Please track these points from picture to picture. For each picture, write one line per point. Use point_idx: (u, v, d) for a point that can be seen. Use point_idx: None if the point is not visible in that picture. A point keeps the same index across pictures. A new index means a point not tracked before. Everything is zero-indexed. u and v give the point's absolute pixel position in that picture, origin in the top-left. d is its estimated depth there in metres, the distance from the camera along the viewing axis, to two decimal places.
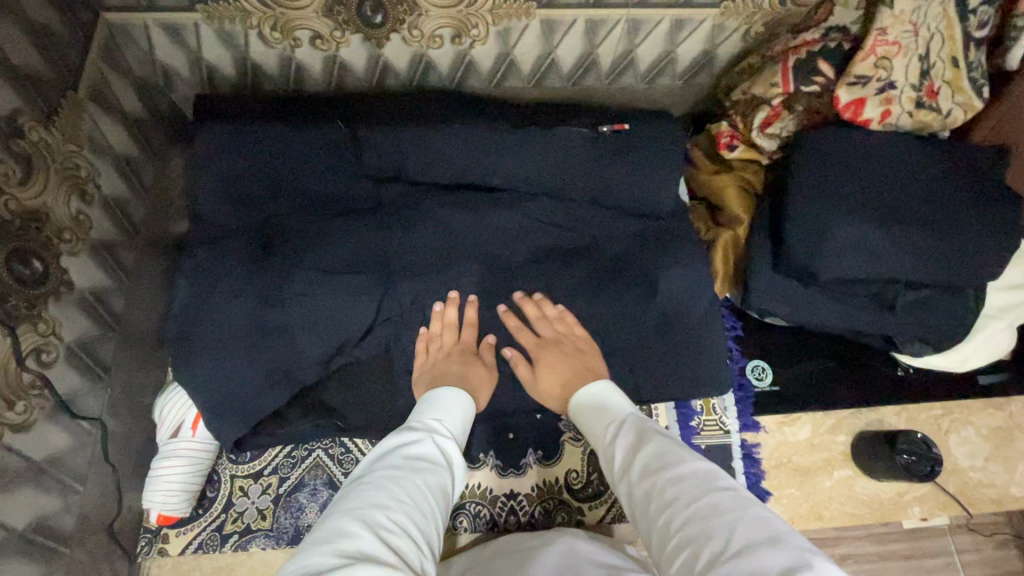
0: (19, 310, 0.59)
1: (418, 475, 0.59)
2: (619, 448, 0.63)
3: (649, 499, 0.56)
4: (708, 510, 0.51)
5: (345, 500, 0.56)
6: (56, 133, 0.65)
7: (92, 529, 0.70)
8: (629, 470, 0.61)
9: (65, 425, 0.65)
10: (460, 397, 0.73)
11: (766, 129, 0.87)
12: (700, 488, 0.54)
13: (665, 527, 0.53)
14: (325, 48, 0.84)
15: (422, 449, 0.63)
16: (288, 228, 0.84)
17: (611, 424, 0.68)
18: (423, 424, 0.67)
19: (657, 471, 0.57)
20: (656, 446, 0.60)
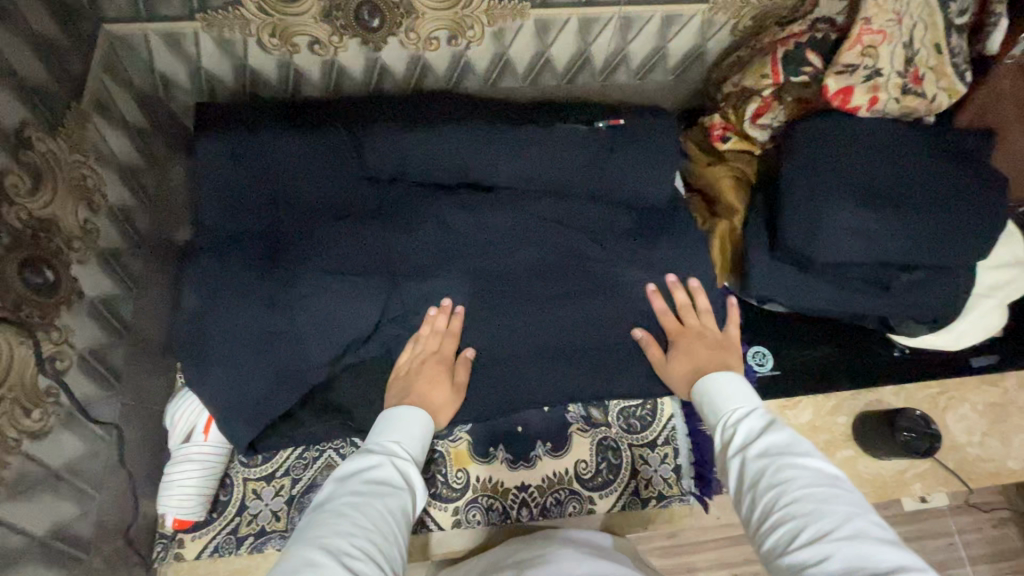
0: (34, 319, 0.59)
1: (380, 499, 0.61)
2: (739, 429, 0.65)
3: (760, 475, 0.58)
4: (824, 499, 0.53)
5: (310, 530, 0.57)
6: (63, 144, 0.66)
7: (108, 536, 0.71)
8: (745, 448, 0.62)
9: (80, 432, 0.66)
10: (420, 416, 0.75)
11: (757, 120, 0.89)
12: (820, 480, 0.55)
13: (770, 503, 0.55)
14: (324, 53, 0.85)
15: (381, 472, 0.65)
16: (292, 231, 0.85)
17: (735, 409, 0.69)
18: (381, 447, 0.69)
19: (783, 453, 0.59)
20: (778, 436, 0.61)
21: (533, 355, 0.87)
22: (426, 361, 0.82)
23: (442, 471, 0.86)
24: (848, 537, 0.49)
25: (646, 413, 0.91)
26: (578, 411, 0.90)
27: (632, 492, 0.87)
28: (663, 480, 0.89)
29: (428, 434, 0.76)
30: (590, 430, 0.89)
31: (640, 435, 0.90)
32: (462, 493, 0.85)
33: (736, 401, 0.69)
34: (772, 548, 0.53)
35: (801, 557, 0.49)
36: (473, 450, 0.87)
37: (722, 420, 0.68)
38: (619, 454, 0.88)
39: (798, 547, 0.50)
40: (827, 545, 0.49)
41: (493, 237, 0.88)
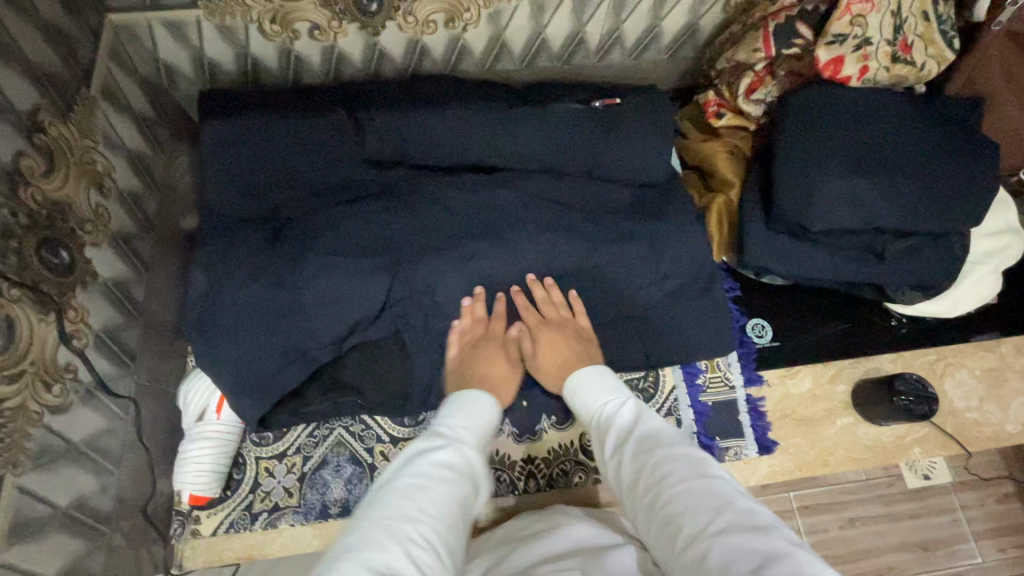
0: (51, 297, 0.61)
1: (447, 488, 0.57)
2: (617, 424, 0.62)
3: (639, 478, 0.55)
4: (698, 492, 0.51)
5: (376, 509, 0.54)
6: (74, 129, 0.68)
7: (128, 511, 0.73)
8: (624, 447, 0.59)
9: (99, 408, 0.68)
10: (485, 399, 0.69)
11: (751, 95, 0.92)
12: (690, 471, 0.53)
13: (653, 507, 0.53)
14: (324, 39, 0.86)
15: (450, 456, 0.60)
16: (297, 215, 0.86)
17: (608, 403, 0.66)
18: (452, 429, 0.64)
19: (652, 451, 0.56)
20: (653, 428, 0.59)
21: (537, 330, 0.89)
22: (478, 342, 0.84)
23: None
24: (722, 531, 0.47)
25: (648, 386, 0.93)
26: None
27: None
28: None
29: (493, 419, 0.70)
30: None
31: None
32: None
33: (608, 396, 0.67)
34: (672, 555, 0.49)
35: (689, 558, 0.47)
36: None
37: (599, 417, 0.65)
38: None
39: (684, 549, 0.48)
40: (706, 543, 0.47)
41: (496, 215, 0.88)
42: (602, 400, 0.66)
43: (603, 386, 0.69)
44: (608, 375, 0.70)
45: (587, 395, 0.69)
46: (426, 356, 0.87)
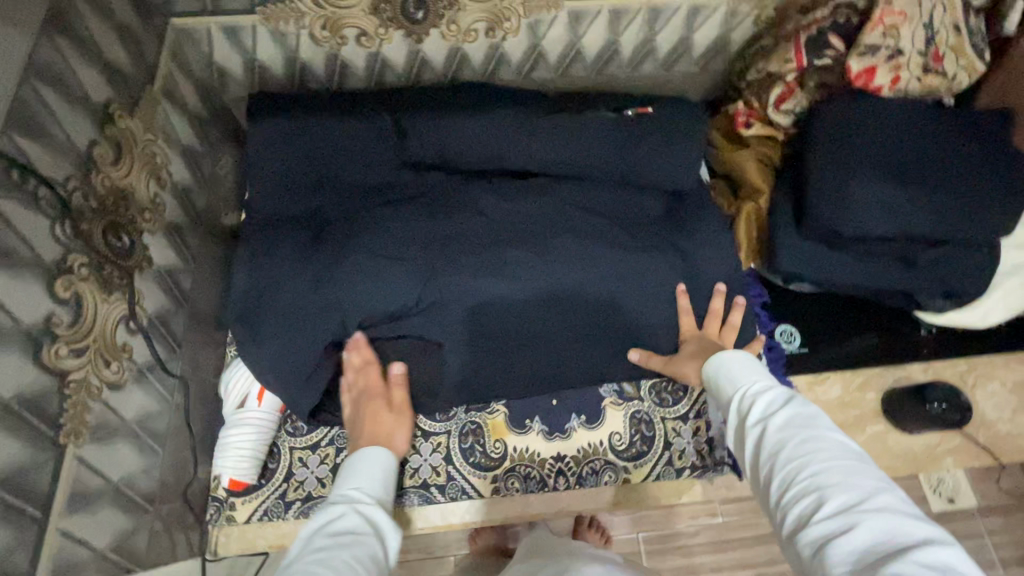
0: (114, 278, 0.64)
1: (346, 542, 0.56)
2: (761, 399, 0.63)
3: (781, 444, 0.56)
4: (851, 471, 0.51)
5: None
6: (138, 122, 0.72)
7: (168, 493, 0.74)
8: (767, 417, 0.60)
9: (149, 389, 0.70)
10: (383, 454, 0.72)
11: (781, 106, 0.93)
12: (844, 454, 0.53)
13: (791, 475, 0.53)
14: (370, 45, 0.90)
15: (341, 518, 0.60)
16: (338, 215, 0.89)
17: (759, 380, 0.67)
18: (344, 498, 0.63)
19: (805, 423, 0.56)
20: (803, 405, 0.59)
21: (567, 330, 0.90)
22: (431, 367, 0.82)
23: (480, 442, 0.89)
24: (878, 511, 0.46)
25: (678, 388, 0.92)
26: (611, 386, 0.92)
27: (665, 462, 0.89)
28: (696, 452, 0.89)
29: (388, 476, 0.72)
30: (623, 404, 0.91)
31: (672, 409, 0.91)
32: (500, 463, 0.88)
33: (754, 377, 0.67)
34: (796, 522, 0.50)
35: (826, 528, 0.47)
36: (510, 422, 0.90)
37: (743, 393, 0.65)
38: (651, 427, 0.90)
39: (822, 519, 0.48)
40: (852, 518, 0.47)
41: (530, 217, 0.91)
42: (754, 377, 0.67)
43: (750, 368, 0.71)
44: (756, 363, 0.72)
45: (738, 372, 0.70)
46: (459, 353, 0.88)
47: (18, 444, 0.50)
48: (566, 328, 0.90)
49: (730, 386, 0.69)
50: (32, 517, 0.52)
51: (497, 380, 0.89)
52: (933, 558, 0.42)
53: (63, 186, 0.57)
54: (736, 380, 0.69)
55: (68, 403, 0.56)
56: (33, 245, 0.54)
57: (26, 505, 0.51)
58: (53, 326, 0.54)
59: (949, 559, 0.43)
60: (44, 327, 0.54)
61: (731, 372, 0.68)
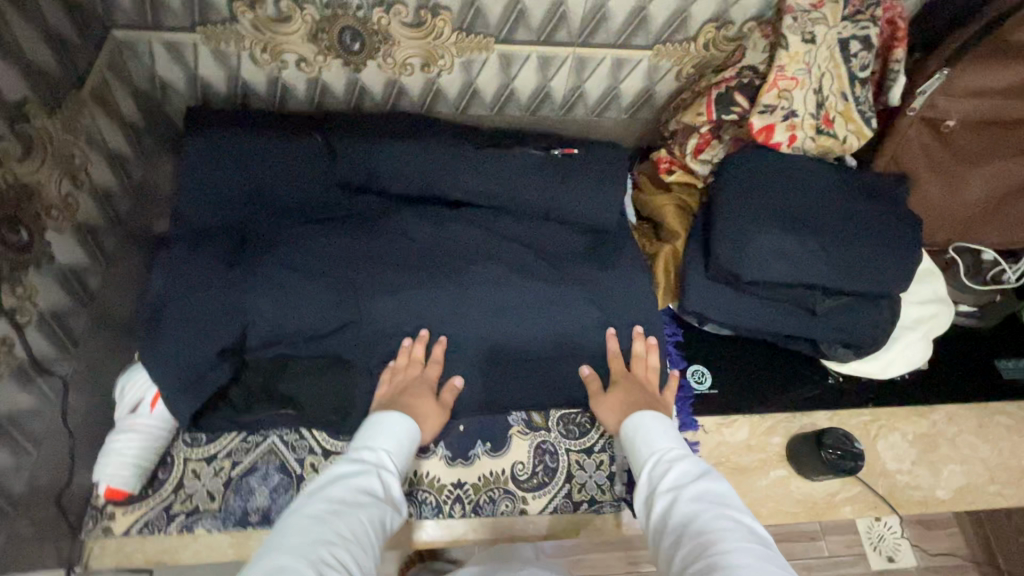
0: (3, 271, 0.64)
1: (362, 508, 0.63)
2: (672, 467, 0.71)
3: (693, 519, 0.63)
4: (758, 555, 0.58)
5: (276, 541, 0.57)
6: (58, 123, 0.74)
7: (39, 497, 0.72)
8: (677, 486, 0.68)
9: (29, 386, 0.69)
10: (404, 423, 0.76)
11: (699, 155, 0.99)
12: (752, 539, 0.60)
13: (699, 554, 0.59)
14: (309, 70, 0.95)
15: (371, 484, 0.67)
16: (262, 230, 0.91)
17: (668, 446, 0.75)
18: (374, 459, 0.71)
19: (717, 501, 0.64)
20: (713, 481, 0.67)
21: (478, 356, 0.91)
22: (410, 383, 0.85)
23: None
24: None
25: (586, 420, 0.93)
26: (520, 415, 0.93)
27: (565, 495, 0.88)
28: (596, 486, 0.89)
29: (410, 441, 0.77)
30: (530, 433, 0.92)
31: (578, 441, 0.91)
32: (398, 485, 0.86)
33: (668, 441, 0.76)
34: None
35: None
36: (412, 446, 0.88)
37: (654, 454, 0.74)
38: (555, 458, 0.90)
39: None
40: None
41: (452, 244, 0.93)
42: (665, 441, 0.76)
43: (661, 428, 0.78)
44: (665, 423, 0.79)
45: (650, 433, 0.77)
46: (367, 373, 0.88)
47: None
48: (476, 355, 0.91)
49: (639, 449, 0.76)
50: None
51: None
52: None
53: None
54: (647, 442, 0.76)
55: None
56: None
57: None
58: None
59: None
60: None
61: (647, 433, 0.76)
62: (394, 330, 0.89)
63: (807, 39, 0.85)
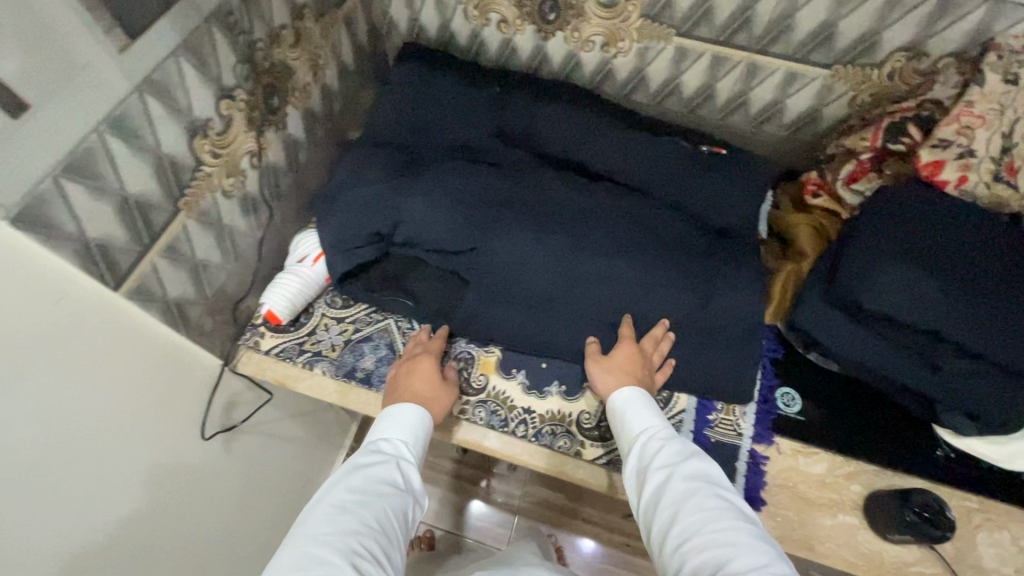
0: (256, 121, 0.86)
1: (384, 500, 0.71)
2: (663, 448, 0.75)
3: (687, 498, 0.68)
4: (746, 533, 0.64)
5: (306, 533, 0.65)
6: (318, 29, 0.95)
7: (225, 299, 0.94)
8: (669, 465, 0.73)
9: (246, 214, 0.91)
10: (420, 416, 0.83)
11: (850, 183, 0.99)
12: (737, 515, 0.66)
13: (695, 530, 0.65)
14: (506, 31, 1.10)
15: (391, 477, 0.75)
16: (426, 152, 1.07)
17: (654, 421, 0.80)
18: (389, 451, 0.79)
19: (708, 481, 0.70)
20: (700, 459, 0.73)
21: (576, 306, 0.99)
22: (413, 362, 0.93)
23: (467, 369, 0.99)
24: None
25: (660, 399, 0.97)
26: None
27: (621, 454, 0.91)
28: None
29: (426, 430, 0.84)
30: None
31: None
32: (476, 392, 0.97)
33: (652, 418, 0.80)
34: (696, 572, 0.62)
35: None
36: (499, 364, 1.00)
37: (646, 430, 0.81)
38: None
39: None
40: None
41: (583, 206, 1.03)
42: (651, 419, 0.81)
43: (644, 403, 0.83)
44: (648, 400, 0.84)
45: (633, 409, 0.82)
46: (479, 290, 1.00)
47: (160, 188, 0.71)
48: (575, 304, 0.99)
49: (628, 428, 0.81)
50: (144, 240, 0.71)
51: (499, 323, 1.00)
52: None
53: (251, 42, 0.80)
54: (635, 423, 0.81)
55: (194, 182, 0.76)
56: (221, 70, 0.76)
57: (145, 231, 0.71)
58: (207, 128, 0.76)
59: None
60: (203, 125, 0.75)
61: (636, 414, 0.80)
62: (507, 262, 0.99)
63: (1008, 79, 0.82)
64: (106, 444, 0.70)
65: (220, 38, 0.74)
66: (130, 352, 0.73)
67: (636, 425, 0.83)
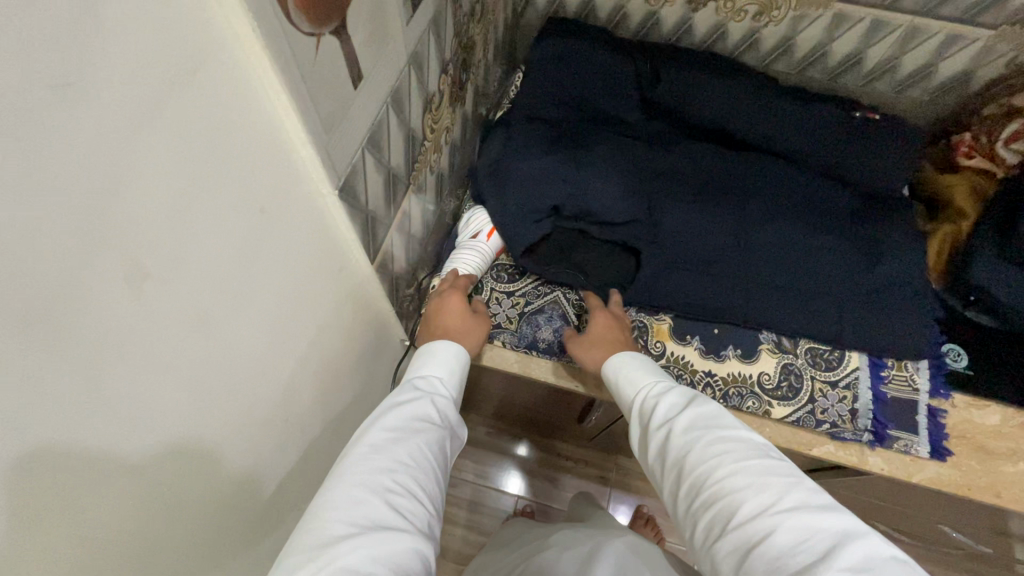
0: (454, 97, 0.87)
1: (416, 429, 0.70)
2: (662, 402, 0.76)
3: (692, 449, 0.68)
4: (762, 473, 0.63)
5: (349, 465, 0.63)
6: (491, 5, 0.97)
7: (412, 275, 0.96)
8: (668, 419, 0.73)
9: (435, 190, 0.93)
10: (452, 349, 0.83)
11: (1011, 143, 1.00)
12: (754, 456, 0.65)
13: (704, 482, 0.65)
14: (654, 3, 1.12)
15: (424, 411, 0.74)
16: (581, 127, 1.10)
17: (656, 380, 0.81)
18: (407, 385, 0.79)
19: (707, 426, 0.70)
20: (703, 406, 0.73)
21: (746, 272, 1.01)
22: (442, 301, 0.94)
23: (643, 336, 1.02)
24: (790, 512, 0.58)
25: (834, 357, 0.99)
26: (771, 335, 1.02)
27: (808, 411, 0.96)
28: (839, 413, 0.96)
29: (462, 368, 0.84)
30: (779, 353, 1.00)
31: (824, 372, 0.98)
32: (657, 358, 1.01)
33: (651, 377, 0.81)
34: (710, 526, 0.62)
35: (751, 535, 0.58)
36: (674, 331, 1.02)
37: (639, 393, 0.81)
38: (800, 379, 0.98)
39: (745, 526, 0.59)
40: (771, 520, 0.58)
41: (738, 175, 1.07)
42: (650, 377, 0.81)
43: (641, 366, 0.84)
44: (644, 360, 0.86)
45: (630, 372, 0.84)
46: (651, 260, 1.02)
47: (405, 162, 0.73)
48: (746, 271, 1.01)
49: (629, 388, 0.82)
50: (390, 214, 0.73)
51: (668, 293, 1.02)
52: (847, 546, 0.54)
53: (462, 17, 0.81)
54: (634, 383, 0.82)
55: (420, 156, 0.78)
56: (446, 46, 0.77)
57: (393, 206, 0.72)
58: (432, 103, 0.77)
59: (863, 541, 0.55)
60: (431, 100, 0.77)
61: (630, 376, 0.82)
62: (674, 232, 1.02)
63: None
64: (314, 415, 0.71)
65: (449, 12, 0.75)
66: (357, 324, 0.77)
67: (628, 388, 0.83)
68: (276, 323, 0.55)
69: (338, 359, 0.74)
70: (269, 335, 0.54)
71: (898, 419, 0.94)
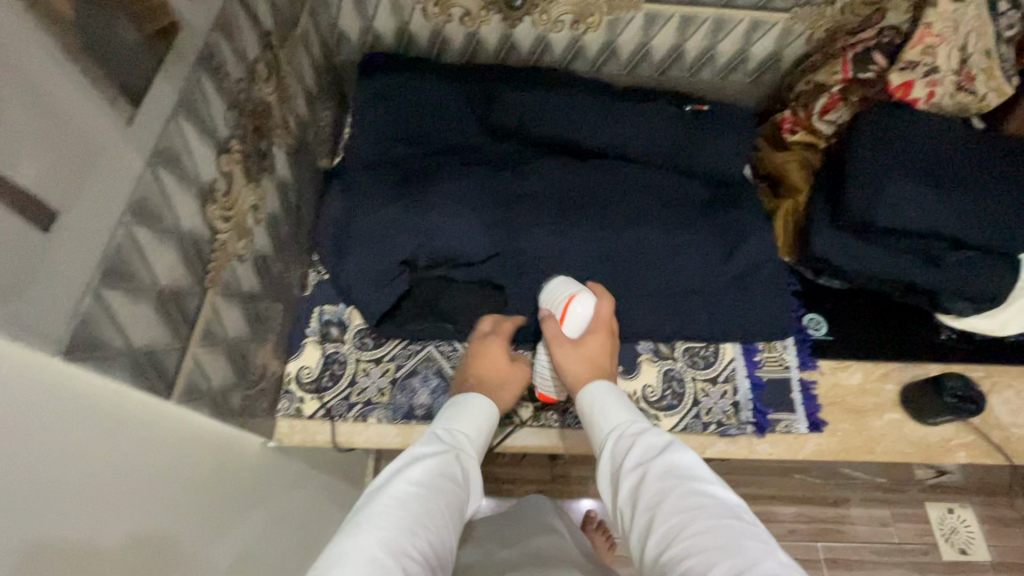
0: (252, 170, 0.77)
1: (442, 487, 0.64)
2: (637, 445, 0.69)
3: (664, 498, 0.62)
4: (735, 533, 0.57)
5: (368, 525, 0.56)
6: (283, 54, 0.87)
7: (255, 372, 0.85)
8: (643, 464, 0.67)
9: (258, 274, 0.82)
10: (489, 410, 0.78)
11: (825, 115, 1.05)
12: (723, 513, 0.59)
13: (675, 538, 0.59)
14: (470, 24, 1.08)
15: (452, 464, 0.67)
16: (422, 163, 1.00)
17: (632, 418, 0.74)
18: (431, 431, 0.73)
19: (687, 477, 0.64)
20: (683, 453, 0.67)
21: (614, 288, 0.99)
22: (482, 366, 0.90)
23: None
24: None
25: (710, 353, 1.01)
26: (648, 344, 1.01)
27: (694, 415, 0.97)
28: (723, 411, 0.97)
29: (489, 428, 0.78)
30: (658, 362, 1.00)
31: (703, 371, 1.00)
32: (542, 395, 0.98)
33: (626, 414, 0.75)
34: None
35: None
36: None
37: (616, 427, 0.74)
38: (682, 384, 0.99)
39: None
40: None
41: (596, 190, 1.01)
42: (625, 415, 0.75)
43: (616, 399, 0.78)
44: (624, 396, 0.80)
45: (602, 405, 0.78)
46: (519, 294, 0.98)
47: (183, 273, 0.62)
48: (613, 286, 1.00)
49: (602, 422, 0.76)
50: (182, 332, 0.62)
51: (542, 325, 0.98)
52: None
53: (237, 84, 0.71)
54: (606, 419, 0.76)
55: (213, 255, 0.67)
56: (218, 122, 0.67)
57: (180, 325, 0.62)
58: (214, 191, 0.67)
59: None
60: (211, 190, 0.66)
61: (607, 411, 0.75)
62: (538, 260, 0.98)
63: None
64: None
65: (210, 87, 0.65)
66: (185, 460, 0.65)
67: (604, 421, 0.76)
68: (55, 519, 0.42)
69: (196, 511, 0.62)
70: (40, 542, 0.41)
71: (774, 403, 0.97)
